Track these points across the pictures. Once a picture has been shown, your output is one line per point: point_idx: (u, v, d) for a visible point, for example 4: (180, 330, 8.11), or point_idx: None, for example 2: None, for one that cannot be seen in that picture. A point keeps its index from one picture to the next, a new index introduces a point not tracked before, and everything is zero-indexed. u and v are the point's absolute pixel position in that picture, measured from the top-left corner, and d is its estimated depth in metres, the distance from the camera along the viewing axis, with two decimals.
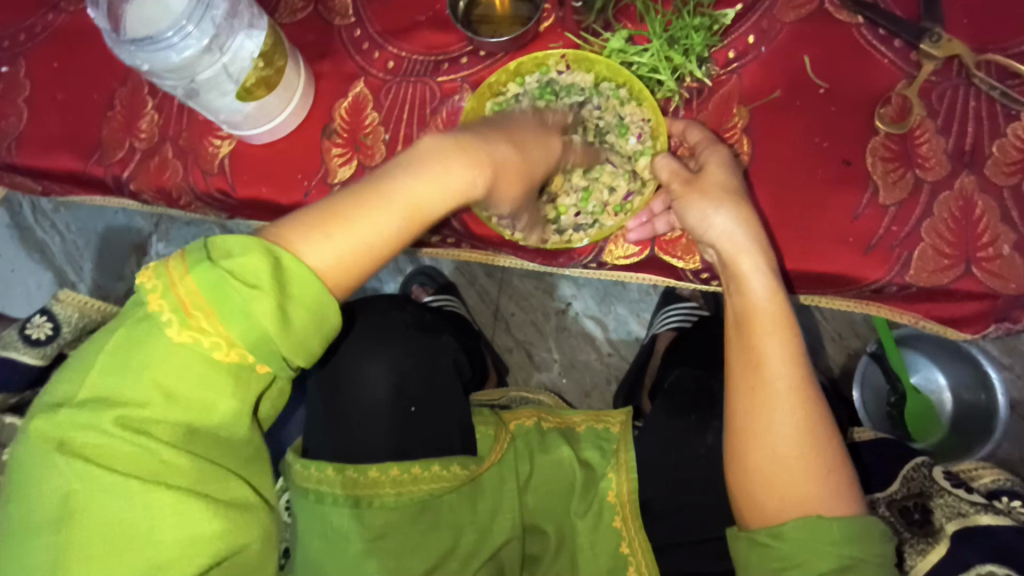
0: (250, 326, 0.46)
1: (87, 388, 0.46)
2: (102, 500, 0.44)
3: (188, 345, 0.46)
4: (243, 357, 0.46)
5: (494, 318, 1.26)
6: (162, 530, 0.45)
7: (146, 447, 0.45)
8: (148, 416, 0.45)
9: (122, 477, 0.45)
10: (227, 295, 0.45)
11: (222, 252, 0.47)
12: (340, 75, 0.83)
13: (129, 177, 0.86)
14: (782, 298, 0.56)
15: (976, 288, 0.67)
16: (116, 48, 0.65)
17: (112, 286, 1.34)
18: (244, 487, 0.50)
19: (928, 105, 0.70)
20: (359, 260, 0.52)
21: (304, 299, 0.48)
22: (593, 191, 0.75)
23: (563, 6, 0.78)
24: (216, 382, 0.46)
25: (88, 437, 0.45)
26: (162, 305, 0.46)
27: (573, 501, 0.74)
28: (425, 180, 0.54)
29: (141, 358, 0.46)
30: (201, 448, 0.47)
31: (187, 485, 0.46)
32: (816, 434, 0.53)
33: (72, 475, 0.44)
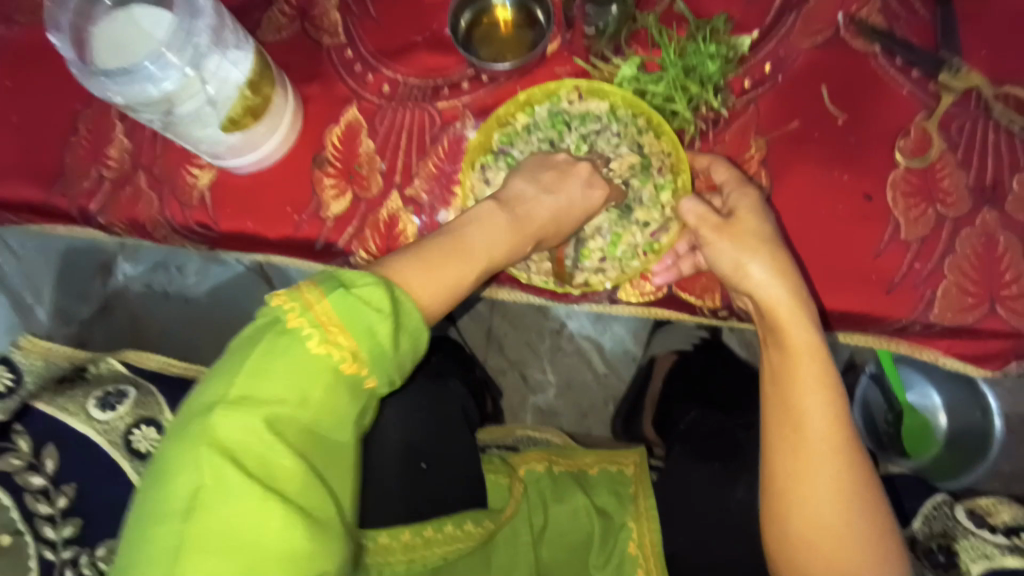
0: (375, 344, 0.45)
1: (235, 384, 0.42)
2: (223, 501, 0.39)
3: (323, 355, 0.43)
4: (363, 370, 0.45)
5: (486, 339, 1.15)
6: (269, 537, 0.40)
7: (275, 448, 0.41)
8: (284, 417, 0.42)
9: (246, 477, 0.40)
10: (358, 316, 0.44)
11: (350, 280, 0.46)
12: (331, 99, 0.77)
13: (98, 210, 0.79)
14: (823, 356, 0.55)
15: (1000, 327, 0.65)
16: (86, 80, 0.59)
17: (77, 308, 1.25)
18: (332, 506, 0.43)
19: (948, 138, 0.68)
20: (453, 292, 0.52)
21: (409, 327, 0.47)
22: (621, 236, 0.72)
23: (572, 28, 0.74)
24: (337, 390, 0.44)
25: (232, 432, 0.41)
26: (301, 321, 0.44)
27: (592, 554, 0.72)
28: (494, 230, 0.58)
29: (283, 361, 0.43)
30: (316, 459, 0.43)
31: (295, 495, 0.41)
32: (860, 500, 0.52)
33: (203, 471, 0.40)
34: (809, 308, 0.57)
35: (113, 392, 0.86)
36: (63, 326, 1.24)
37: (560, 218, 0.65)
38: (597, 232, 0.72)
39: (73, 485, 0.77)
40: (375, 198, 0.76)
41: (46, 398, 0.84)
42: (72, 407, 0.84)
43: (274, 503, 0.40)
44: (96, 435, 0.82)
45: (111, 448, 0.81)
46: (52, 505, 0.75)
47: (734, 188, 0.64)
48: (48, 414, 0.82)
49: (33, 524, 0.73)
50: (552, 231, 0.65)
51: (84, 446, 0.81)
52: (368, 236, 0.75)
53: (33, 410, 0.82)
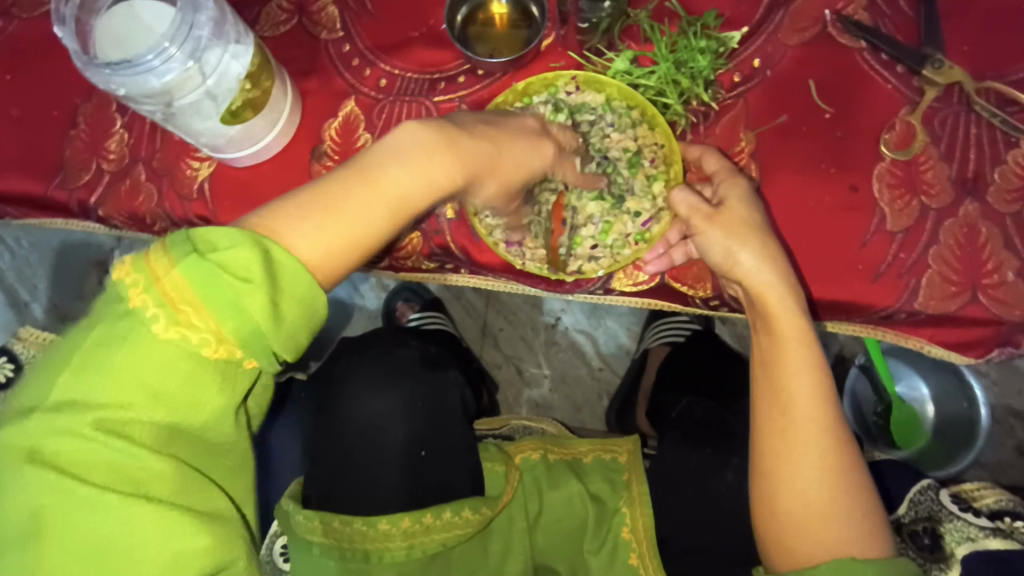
0: (242, 321, 0.45)
1: (58, 389, 0.45)
2: (73, 511, 0.43)
3: (177, 340, 0.45)
4: (234, 353, 0.46)
5: (481, 334, 1.17)
6: (128, 540, 0.44)
7: (130, 451, 0.44)
8: (130, 417, 0.45)
9: (98, 487, 0.44)
10: (218, 288, 0.45)
11: (211, 245, 0.46)
12: (329, 93, 0.78)
13: (98, 203, 0.80)
14: (809, 340, 0.57)
15: (981, 314, 0.67)
16: (89, 71, 0.59)
17: (71, 305, 1.24)
18: (219, 496, 0.48)
19: (931, 132, 0.70)
20: (346, 249, 0.51)
21: (294, 293, 0.48)
22: (614, 224, 0.73)
23: (565, 24, 0.76)
24: (200, 377, 0.46)
25: (69, 445, 0.44)
26: (145, 301, 0.45)
27: (586, 538, 0.75)
28: (415, 168, 0.53)
29: (125, 354, 0.45)
30: (185, 452, 0.47)
31: (164, 496, 0.45)
32: (845, 479, 0.53)
33: (42, 488, 0.43)
34: (796, 294, 0.59)
35: None
36: (58, 323, 1.23)
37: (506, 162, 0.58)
38: (588, 222, 0.74)
39: None
40: None
41: None
42: None
43: (140, 504, 0.44)
44: None
45: None
46: None
47: (724, 177, 0.66)
48: None
49: None
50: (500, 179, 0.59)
51: None
52: None
53: None
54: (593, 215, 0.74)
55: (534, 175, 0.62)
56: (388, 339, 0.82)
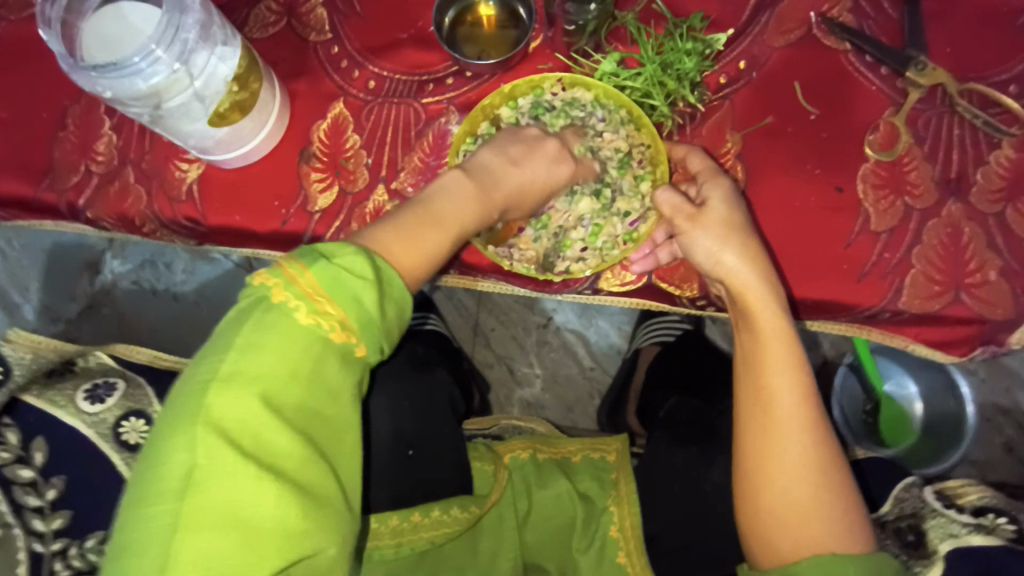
0: (361, 315, 0.47)
1: (226, 361, 0.44)
2: (217, 476, 0.41)
3: (313, 326, 0.46)
4: (352, 338, 0.48)
5: (473, 333, 1.17)
6: (260, 510, 0.42)
7: (271, 425, 0.43)
8: (279, 391, 0.44)
9: (242, 455, 0.42)
10: (343, 285, 0.47)
11: (330, 252, 0.48)
12: (318, 95, 0.78)
13: (87, 205, 0.80)
14: (791, 337, 0.57)
15: (965, 314, 0.68)
16: (74, 73, 0.59)
17: (62, 307, 1.23)
18: (332, 480, 0.45)
19: (915, 133, 0.71)
20: (434, 259, 0.55)
21: (394, 297, 0.50)
22: (604, 227, 0.73)
23: (553, 26, 0.76)
24: (326, 362, 0.46)
25: (225, 412, 0.43)
26: (287, 295, 0.47)
27: (575, 537, 0.76)
28: (465, 199, 0.60)
29: (272, 335, 0.45)
30: (314, 434, 0.45)
31: (293, 473, 0.43)
32: (827, 475, 0.54)
33: (199, 449, 0.42)
34: (778, 292, 0.59)
35: (102, 383, 0.86)
36: (49, 324, 1.23)
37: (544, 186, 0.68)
38: (578, 223, 0.74)
39: (63, 479, 0.78)
40: (362, 191, 0.77)
41: (35, 392, 0.84)
42: (60, 399, 0.83)
43: (269, 481, 0.42)
44: (85, 427, 0.82)
45: (100, 440, 0.81)
46: (41, 497, 0.76)
47: (707, 178, 0.66)
48: (38, 408, 0.82)
49: (22, 516, 0.74)
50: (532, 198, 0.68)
51: (73, 438, 0.81)
52: (354, 228, 0.76)
53: (22, 403, 0.82)
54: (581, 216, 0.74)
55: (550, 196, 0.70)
56: None
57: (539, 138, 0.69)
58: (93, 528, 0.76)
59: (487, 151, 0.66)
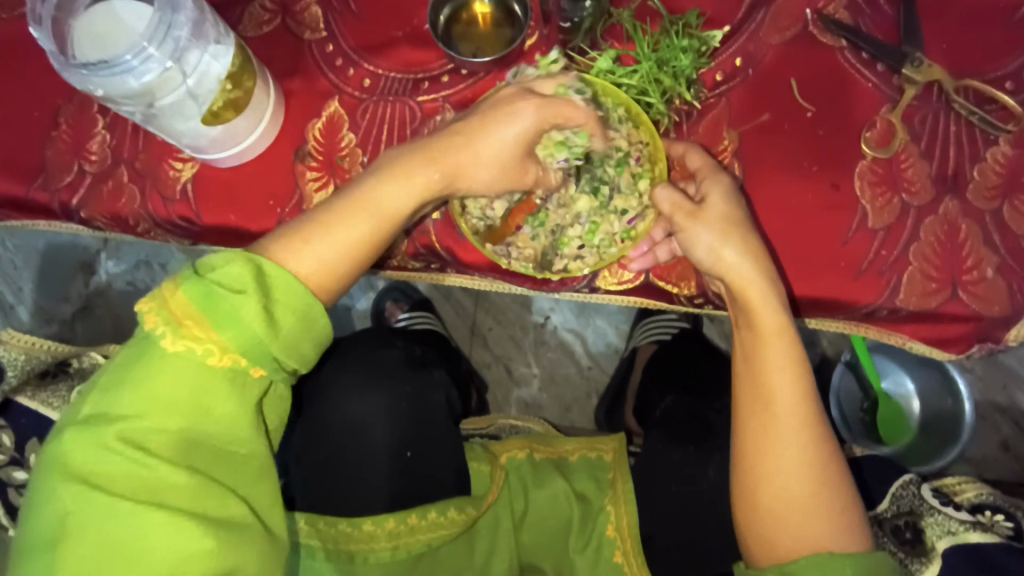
0: (240, 330, 0.48)
1: (87, 408, 0.47)
2: (94, 520, 0.45)
3: (183, 353, 0.48)
4: (235, 361, 0.48)
5: (470, 333, 1.17)
6: (150, 543, 0.45)
7: (140, 462, 0.46)
8: (146, 427, 0.47)
9: (118, 496, 0.45)
10: (216, 303, 0.48)
11: (208, 267, 0.49)
12: (313, 93, 0.78)
13: (80, 204, 0.79)
14: (791, 334, 0.57)
15: (962, 311, 0.68)
16: (65, 71, 0.59)
17: (56, 307, 1.22)
18: (234, 502, 0.48)
19: (911, 129, 0.71)
20: (340, 261, 0.57)
21: (287, 303, 0.50)
22: (600, 225, 0.72)
23: (548, 23, 0.76)
24: (209, 388, 0.48)
25: (88, 458, 0.46)
26: (158, 325, 0.48)
27: (571, 537, 0.75)
28: (395, 181, 0.60)
29: (139, 372, 0.47)
30: (200, 462, 0.47)
31: (175, 502, 0.46)
32: (826, 473, 0.54)
33: (71, 497, 0.45)
34: (779, 289, 0.59)
35: None
36: (43, 325, 1.22)
37: (501, 147, 0.62)
38: (576, 221, 0.73)
39: None
40: None
41: (29, 393, 0.83)
42: (55, 401, 0.82)
43: (155, 513, 0.45)
44: None
45: None
46: None
47: (707, 174, 0.66)
48: (32, 409, 0.81)
49: None
50: (489, 166, 0.63)
51: None
52: None
53: (16, 405, 0.82)
54: (579, 213, 0.72)
55: (524, 177, 0.66)
56: (370, 341, 0.81)
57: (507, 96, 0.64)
58: None
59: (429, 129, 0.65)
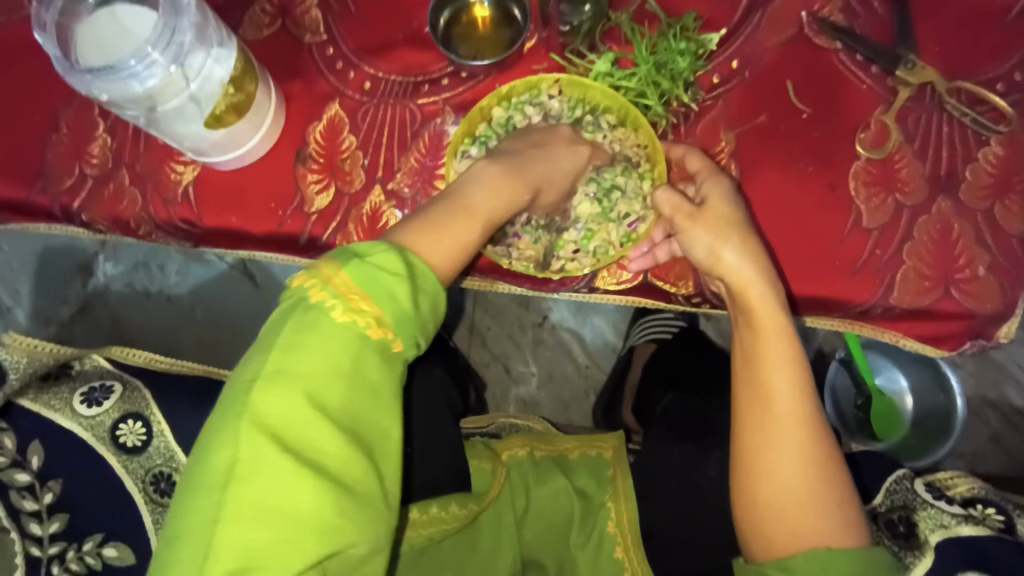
0: (396, 309, 0.45)
1: (269, 358, 0.43)
2: (261, 470, 0.40)
3: (349, 325, 0.44)
4: (389, 335, 0.45)
5: (469, 332, 1.17)
6: (302, 507, 0.40)
7: (311, 423, 0.41)
8: (320, 387, 0.42)
9: (282, 453, 0.40)
10: (377, 284, 0.45)
11: (363, 250, 0.47)
12: (313, 96, 0.78)
13: (81, 207, 0.79)
14: (789, 334, 0.58)
15: (955, 309, 0.69)
16: (70, 77, 0.60)
17: (55, 309, 1.22)
18: (373, 481, 0.43)
19: (905, 130, 0.72)
20: (462, 257, 0.53)
21: (428, 290, 0.48)
22: (596, 231, 0.74)
23: (548, 27, 0.77)
24: (366, 358, 0.44)
25: (274, 407, 0.41)
26: (324, 295, 0.45)
27: (573, 532, 0.77)
28: (496, 186, 0.59)
29: (316, 334, 0.43)
30: (352, 432, 0.43)
31: (333, 469, 0.41)
32: (824, 469, 0.55)
33: (244, 442, 0.40)
34: (776, 288, 0.60)
35: (99, 386, 0.85)
36: (42, 326, 1.22)
37: (557, 173, 0.68)
38: (572, 226, 0.74)
39: (59, 481, 0.78)
40: (358, 192, 0.77)
41: (31, 395, 0.83)
42: (57, 402, 0.83)
43: (308, 476, 0.40)
44: (81, 430, 0.81)
45: (97, 442, 0.81)
46: (38, 501, 0.76)
47: (706, 176, 0.67)
48: (33, 411, 0.81)
49: (18, 520, 0.74)
50: (554, 189, 0.69)
51: (69, 442, 0.80)
52: (352, 229, 0.77)
53: (17, 407, 0.82)
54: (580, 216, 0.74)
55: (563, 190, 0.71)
56: None
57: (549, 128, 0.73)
58: (91, 530, 0.76)
59: (516, 150, 0.67)
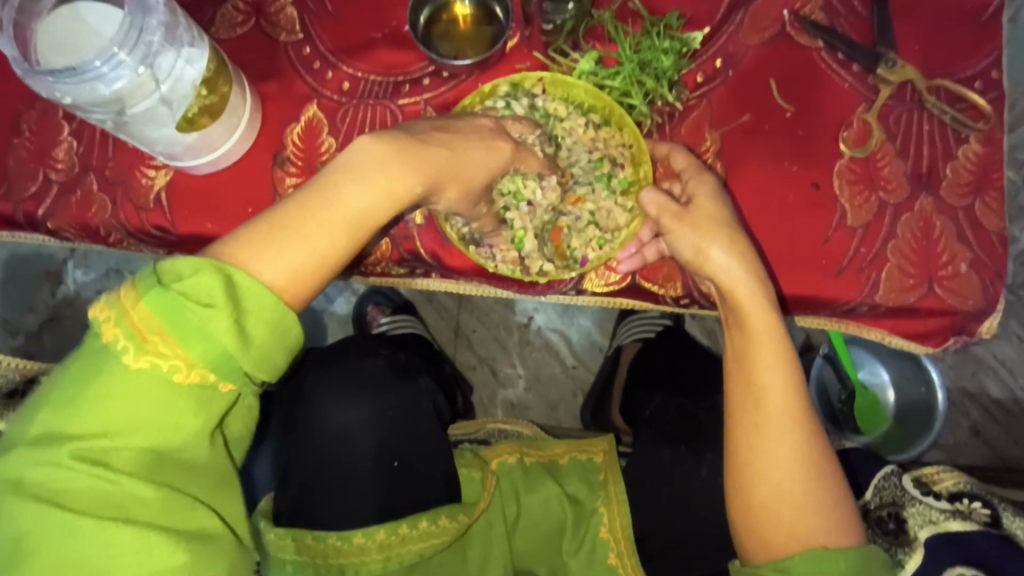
0: (210, 347, 0.43)
1: (40, 423, 0.42)
2: (57, 542, 0.40)
3: (147, 370, 0.42)
4: (205, 376, 0.43)
5: (455, 335, 1.16)
6: (120, 565, 0.41)
7: (104, 478, 0.41)
8: (109, 444, 0.42)
9: (77, 514, 0.41)
10: (182, 317, 0.42)
11: (169, 277, 0.43)
12: (290, 97, 0.76)
13: (47, 215, 0.76)
14: (779, 332, 0.58)
15: (938, 305, 0.70)
16: (29, 78, 0.56)
17: (22, 318, 1.17)
18: (207, 514, 0.44)
19: (887, 128, 0.72)
20: (314, 268, 0.48)
21: (260, 315, 0.44)
22: (522, 193, 0.69)
23: (530, 25, 0.76)
24: (172, 404, 0.43)
25: (48, 475, 0.41)
26: (117, 335, 0.43)
27: (565, 541, 0.76)
28: (366, 180, 0.50)
29: (101, 385, 0.42)
30: (165, 476, 0.43)
31: (146, 517, 0.42)
32: (819, 467, 0.54)
33: (25, 517, 0.40)
34: (764, 286, 0.60)
35: None
36: (8, 336, 1.17)
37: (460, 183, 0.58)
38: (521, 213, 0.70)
39: None
40: None
41: None
42: None
43: (120, 529, 0.41)
44: None
45: None
46: None
47: (692, 176, 0.67)
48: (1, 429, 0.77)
49: None
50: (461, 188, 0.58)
51: None
52: None
53: None
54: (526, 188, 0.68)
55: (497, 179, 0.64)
56: (355, 350, 0.81)
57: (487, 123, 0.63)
58: None
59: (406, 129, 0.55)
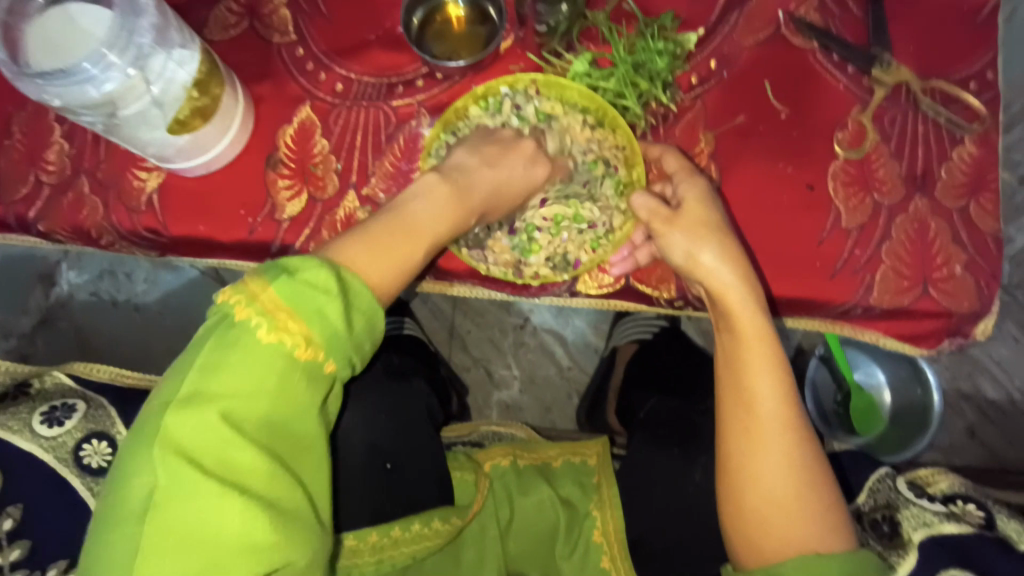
0: (327, 328, 0.47)
1: (188, 382, 0.45)
2: (183, 498, 0.42)
3: (276, 344, 0.46)
4: (318, 355, 0.47)
5: (449, 336, 1.15)
6: (228, 527, 0.42)
7: (230, 442, 0.44)
8: (244, 410, 0.45)
9: (203, 474, 0.43)
10: (307, 301, 0.47)
11: (294, 267, 0.48)
12: (283, 99, 0.76)
13: (38, 217, 0.76)
14: (770, 336, 0.57)
15: (932, 307, 0.70)
16: (20, 81, 0.57)
17: (15, 320, 1.17)
18: (301, 492, 0.46)
19: (882, 130, 0.72)
20: (400, 272, 0.54)
21: (362, 307, 0.49)
22: (579, 212, 0.74)
23: (524, 26, 0.75)
24: (291, 382, 0.46)
25: (189, 433, 0.44)
26: (249, 313, 0.47)
27: (558, 544, 0.76)
28: (435, 204, 0.59)
29: (237, 354, 0.45)
30: (275, 446, 0.45)
31: (258, 488, 0.44)
32: (810, 471, 0.54)
33: (161, 470, 0.43)
34: (755, 290, 0.60)
35: (59, 405, 0.80)
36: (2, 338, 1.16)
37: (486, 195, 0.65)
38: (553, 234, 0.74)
39: (20, 506, 0.72)
40: (331, 198, 0.74)
41: None
42: (13, 424, 0.77)
43: (233, 497, 0.43)
44: (42, 452, 0.76)
45: (60, 466, 0.75)
46: None
47: (684, 178, 0.66)
48: None
49: None
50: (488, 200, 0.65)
51: (29, 466, 0.75)
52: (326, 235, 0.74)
53: None
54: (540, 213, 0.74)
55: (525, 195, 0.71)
56: None
57: (513, 140, 0.70)
58: (53, 557, 0.71)
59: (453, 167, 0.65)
